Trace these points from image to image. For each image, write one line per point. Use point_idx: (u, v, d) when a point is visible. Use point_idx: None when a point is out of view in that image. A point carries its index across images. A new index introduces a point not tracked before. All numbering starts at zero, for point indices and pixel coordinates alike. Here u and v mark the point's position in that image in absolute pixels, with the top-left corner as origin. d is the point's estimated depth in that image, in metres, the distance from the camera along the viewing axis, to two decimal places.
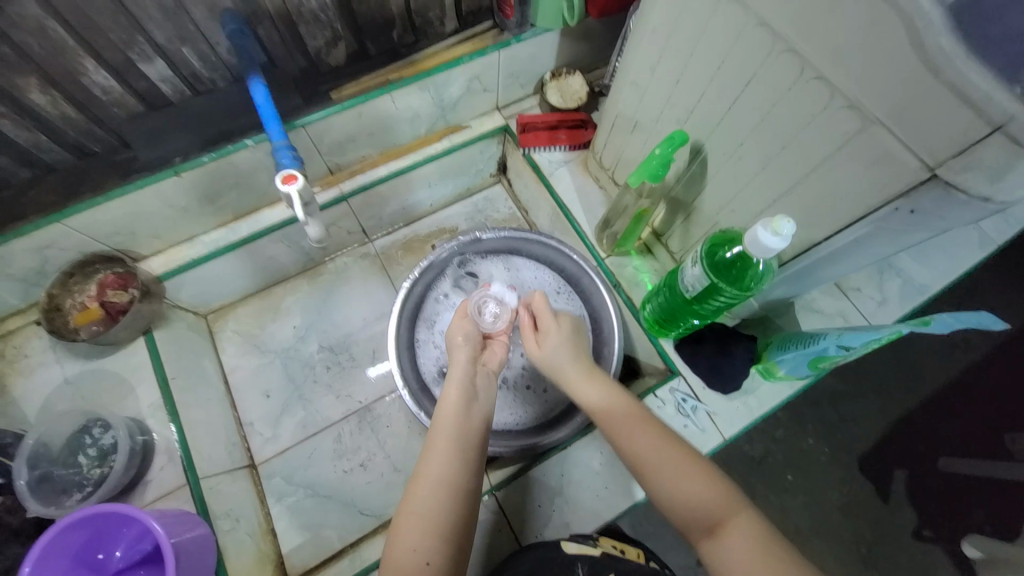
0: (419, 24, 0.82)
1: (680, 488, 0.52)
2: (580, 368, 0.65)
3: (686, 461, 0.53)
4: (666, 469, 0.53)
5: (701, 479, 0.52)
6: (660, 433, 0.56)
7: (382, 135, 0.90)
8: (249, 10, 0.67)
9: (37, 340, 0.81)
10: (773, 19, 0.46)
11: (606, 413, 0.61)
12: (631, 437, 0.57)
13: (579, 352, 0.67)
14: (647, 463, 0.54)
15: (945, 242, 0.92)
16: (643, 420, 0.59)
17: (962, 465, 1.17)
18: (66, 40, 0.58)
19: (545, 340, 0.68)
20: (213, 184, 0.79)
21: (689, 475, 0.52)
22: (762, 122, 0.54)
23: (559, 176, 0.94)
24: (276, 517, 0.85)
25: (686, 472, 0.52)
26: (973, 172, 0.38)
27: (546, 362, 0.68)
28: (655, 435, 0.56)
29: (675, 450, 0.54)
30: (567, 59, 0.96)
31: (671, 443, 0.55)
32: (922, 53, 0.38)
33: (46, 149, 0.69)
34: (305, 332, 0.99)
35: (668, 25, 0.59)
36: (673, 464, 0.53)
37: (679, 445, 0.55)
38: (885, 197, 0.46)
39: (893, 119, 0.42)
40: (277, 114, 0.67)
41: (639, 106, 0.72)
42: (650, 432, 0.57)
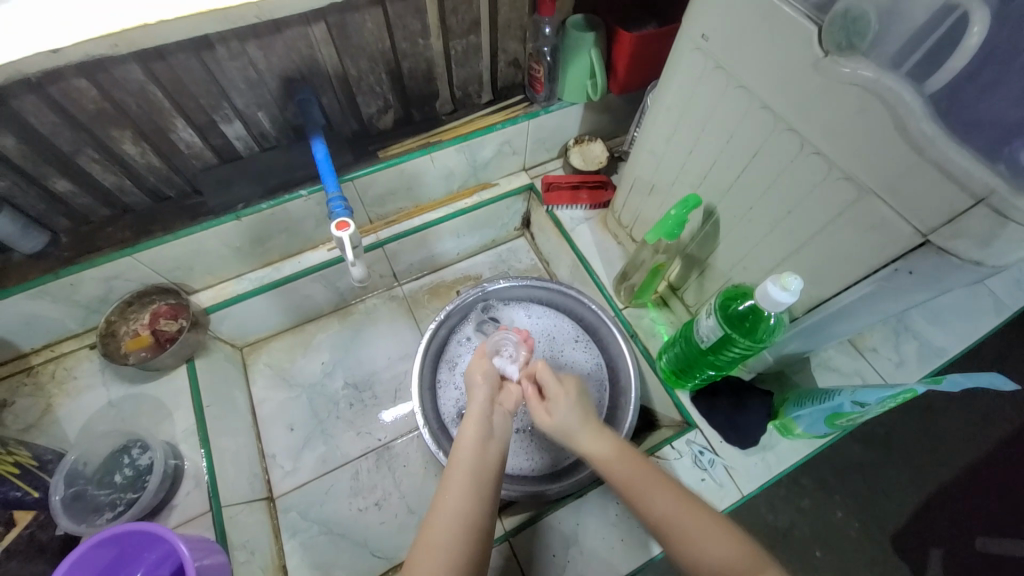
0: (460, 96, 0.93)
1: (699, 552, 0.51)
2: (587, 410, 0.67)
3: (703, 524, 0.53)
4: (683, 526, 0.53)
5: (720, 540, 0.51)
6: (676, 493, 0.56)
7: (419, 190, 0.99)
8: (317, 83, 0.77)
9: (87, 363, 0.87)
10: (775, 103, 0.53)
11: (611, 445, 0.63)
12: (647, 499, 0.56)
13: (588, 410, 0.68)
14: (665, 527, 0.54)
15: (960, 307, 0.94)
16: (656, 469, 0.59)
17: (1001, 545, 1.11)
18: (163, 103, 0.68)
19: (555, 410, 0.68)
20: (267, 228, 0.87)
21: (707, 536, 0.52)
22: (768, 189, 0.59)
23: (579, 232, 1.01)
24: (288, 553, 0.85)
25: (706, 535, 0.52)
26: (962, 239, 0.43)
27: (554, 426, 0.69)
28: (671, 495, 0.56)
29: (693, 512, 0.54)
30: (590, 128, 1.05)
31: (689, 506, 0.55)
32: (906, 134, 0.43)
33: (128, 192, 0.78)
34: (332, 368, 1.03)
35: (681, 103, 0.67)
36: (691, 528, 0.53)
37: (697, 505, 0.55)
38: (884, 258, 0.50)
39: (886, 191, 0.47)
40: (333, 169, 0.76)
41: (655, 171, 0.79)
42: (663, 481, 0.58)
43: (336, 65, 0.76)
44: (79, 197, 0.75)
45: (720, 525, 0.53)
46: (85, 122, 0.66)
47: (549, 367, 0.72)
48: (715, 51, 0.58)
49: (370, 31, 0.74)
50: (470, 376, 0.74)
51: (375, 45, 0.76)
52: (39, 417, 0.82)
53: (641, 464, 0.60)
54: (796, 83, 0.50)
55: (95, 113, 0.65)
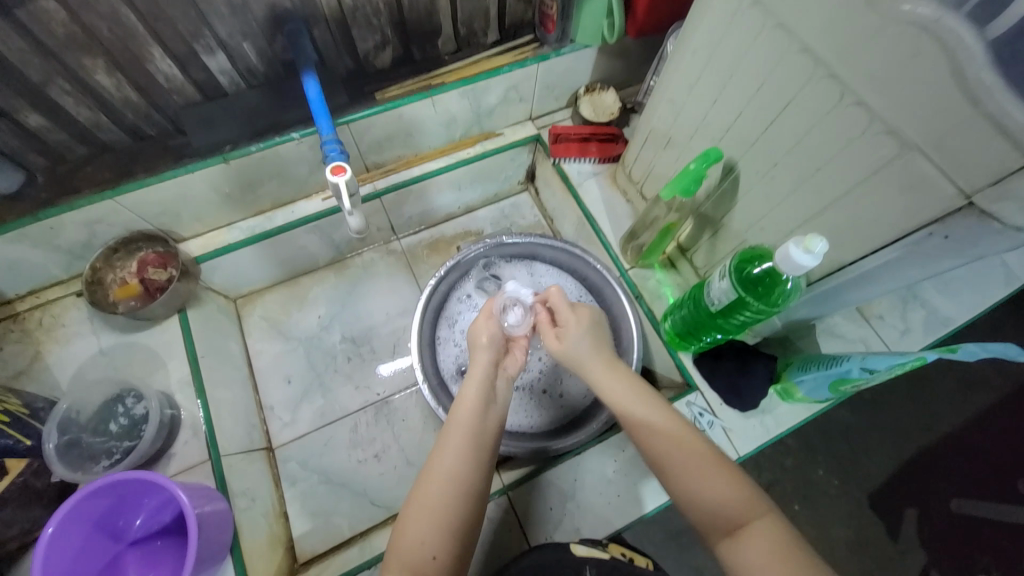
0: (464, 33, 0.85)
1: (696, 486, 0.52)
2: (595, 351, 0.66)
3: (702, 460, 0.53)
4: (692, 466, 0.53)
5: (721, 477, 0.52)
6: (678, 430, 0.56)
7: (419, 138, 0.93)
8: (308, 12, 0.70)
9: (75, 311, 0.84)
10: (816, 45, 0.48)
11: (616, 386, 0.62)
12: (649, 434, 0.56)
13: (600, 350, 0.66)
14: (663, 459, 0.55)
15: (972, 277, 0.92)
16: (663, 409, 0.59)
17: (974, 506, 1.15)
18: (137, 28, 0.62)
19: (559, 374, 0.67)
20: (257, 173, 0.82)
21: (706, 474, 0.52)
22: (797, 144, 0.55)
23: (587, 187, 0.96)
24: (289, 501, 0.86)
25: (704, 470, 0.52)
26: (1007, 202, 0.40)
27: (567, 360, 0.68)
28: (677, 435, 0.56)
29: (693, 448, 0.54)
30: (602, 75, 0.98)
31: (689, 443, 0.55)
32: (963, 84, 0.39)
33: (105, 129, 0.72)
34: (329, 322, 1.01)
35: (709, 46, 0.61)
36: (692, 465, 0.53)
37: (697, 440, 0.55)
38: (918, 222, 0.47)
39: (931, 147, 0.43)
40: (326, 109, 0.70)
41: (673, 123, 0.74)
42: (669, 421, 0.57)
43: None
44: (51, 132, 0.69)
45: (719, 463, 0.53)
46: (50, 47, 0.59)
47: (563, 295, 0.72)
48: None
49: None
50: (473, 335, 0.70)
51: None
52: (28, 364, 0.80)
53: (649, 404, 0.59)
54: (844, 22, 0.45)
55: (63, 37, 0.59)
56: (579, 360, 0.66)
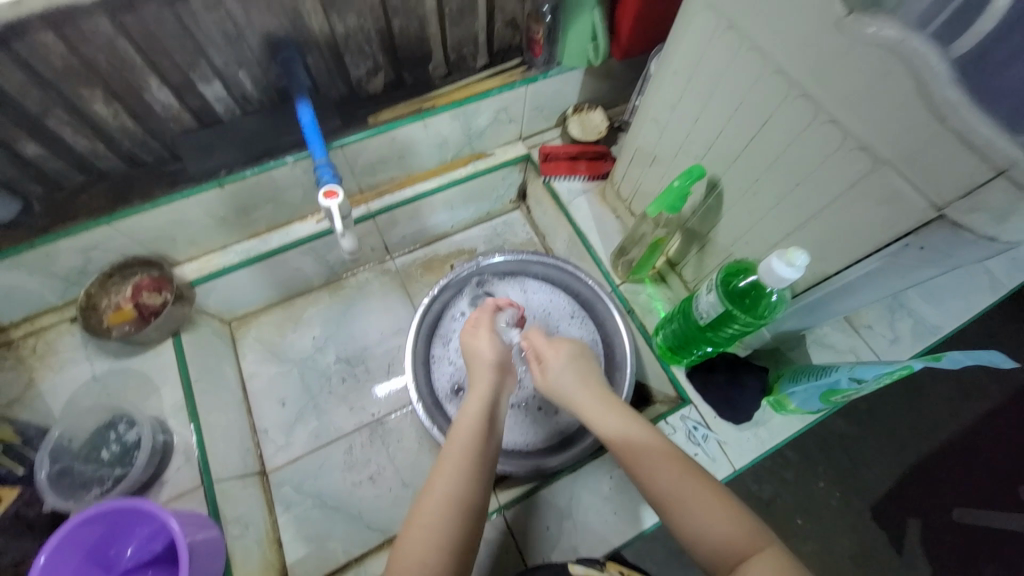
0: (454, 59, 0.88)
1: (696, 520, 0.52)
2: (583, 384, 0.68)
3: (703, 494, 0.53)
4: (687, 501, 0.53)
5: (717, 509, 0.52)
6: (676, 462, 0.56)
7: (411, 159, 0.95)
8: (301, 41, 0.72)
9: (69, 337, 0.84)
10: (790, 67, 0.50)
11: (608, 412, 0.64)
12: (648, 469, 0.57)
13: (588, 382, 0.69)
14: (659, 492, 0.55)
15: (958, 285, 0.94)
16: (658, 440, 0.59)
17: (976, 516, 1.14)
18: (135, 59, 0.63)
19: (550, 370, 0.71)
20: (252, 197, 0.83)
21: (706, 506, 0.52)
22: (777, 160, 0.57)
23: (577, 204, 0.98)
24: (283, 526, 0.85)
25: (705, 507, 0.52)
26: (979, 213, 0.41)
27: (552, 393, 0.71)
28: (671, 464, 0.56)
29: (692, 479, 0.54)
30: (589, 96, 1.01)
31: (688, 475, 0.55)
32: (929, 101, 0.41)
33: (102, 157, 0.73)
34: (323, 343, 1.01)
35: (690, 67, 0.64)
36: (692, 499, 0.53)
37: (700, 475, 0.55)
38: (895, 234, 0.48)
39: (902, 162, 0.45)
40: (319, 134, 0.72)
41: (658, 141, 0.76)
42: (664, 452, 0.58)
43: (322, 22, 0.71)
44: (48, 161, 0.70)
45: (720, 498, 0.53)
46: (49, 79, 0.61)
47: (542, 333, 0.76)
48: (728, 9, 0.54)
49: None
50: (470, 353, 0.73)
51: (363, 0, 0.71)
52: (21, 392, 0.80)
53: (642, 436, 0.60)
54: (815, 44, 0.47)
55: (61, 69, 0.61)
56: (562, 392, 0.69)
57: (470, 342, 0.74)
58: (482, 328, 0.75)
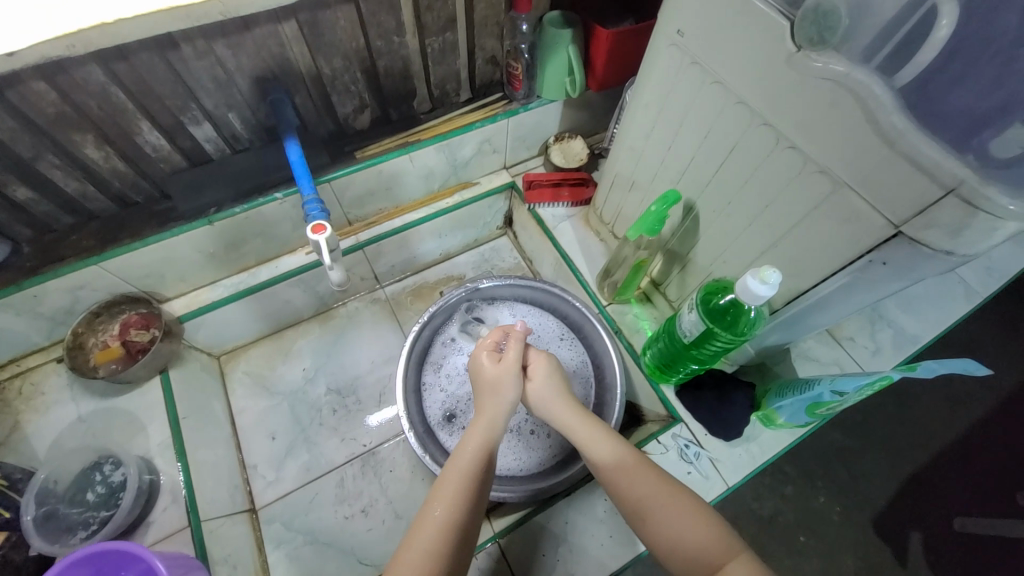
0: (437, 94, 0.91)
1: (676, 531, 0.54)
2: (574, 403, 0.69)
3: (680, 506, 0.56)
4: (666, 512, 0.56)
5: (695, 520, 0.54)
6: (655, 477, 0.59)
7: (399, 190, 0.98)
8: (289, 82, 0.75)
9: (55, 377, 0.83)
10: (749, 98, 0.54)
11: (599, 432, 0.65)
12: (628, 485, 0.59)
13: (576, 402, 0.69)
14: (642, 506, 0.57)
15: (933, 296, 0.97)
16: (641, 457, 0.62)
17: (978, 525, 1.15)
18: (127, 105, 0.66)
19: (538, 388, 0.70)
20: (241, 232, 0.85)
21: (685, 518, 0.55)
22: (745, 184, 0.60)
23: (562, 229, 1.01)
24: (273, 565, 0.83)
25: (681, 518, 0.55)
26: (933, 229, 0.43)
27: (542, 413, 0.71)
28: (652, 478, 0.59)
29: (671, 492, 0.57)
30: (569, 125, 1.05)
31: (668, 488, 0.58)
32: (878, 128, 0.44)
33: (92, 198, 0.75)
34: (313, 374, 1.01)
35: (659, 99, 0.67)
36: (669, 512, 0.56)
37: (678, 489, 0.58)
38: (859, 250, 0.51)
39: (859, 183, 0.47)
40: (307, 170, 0.74)
41: (635, 168, 0.79)
42: (646, 468, 0.60)
43: (309, 64, 0.74)
44: (39, 204, 0.72)
45: (696, 510, 0.55)
46: (42, 126, 0.63)
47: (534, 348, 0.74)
48: (691, 46, 0.58)
49: (343, 29, 0.72)
50: (476, 376, 0.71)
51: (348, 43, 0.74)
52: (4, 436, 0.78)
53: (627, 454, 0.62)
54: (770, 77, 0.51)
55: (53, 116, 0.62)
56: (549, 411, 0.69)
57: (476, 362, 0.72)
58: (488, 348, 0.73)
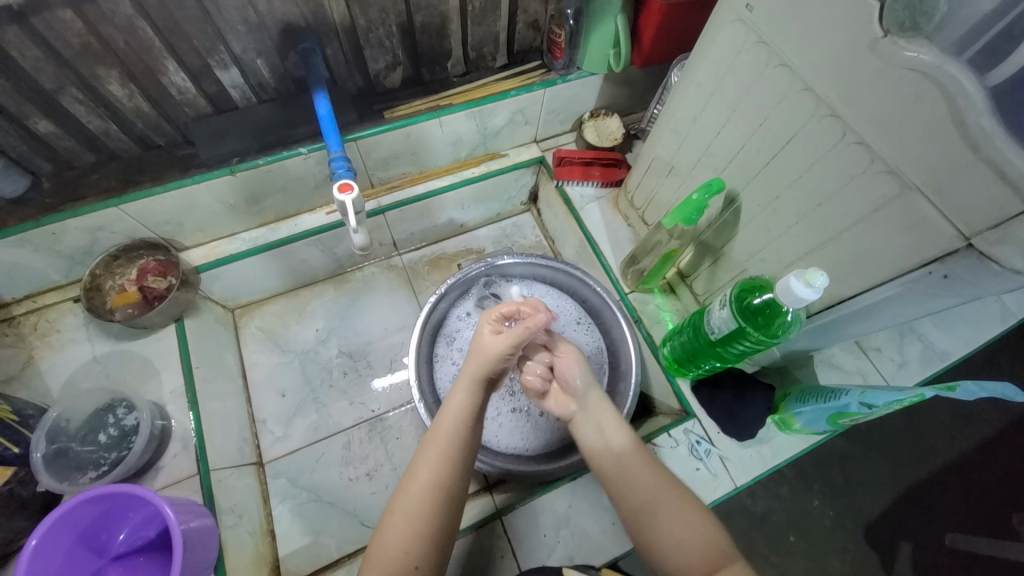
0: (473, 57, 0.87)
1: (673, 529, 0.54)
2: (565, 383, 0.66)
3: (679, 505, 0.56)
4: (664, 509, 0.56)
5: (691, 517, 0.55)
6: (656, 474, 0.59)
7: (425, 156, 0.94)
8: (321, 30, 0.71)
9: (71, 316, 0.83)
10: (818, 85, 0.50)
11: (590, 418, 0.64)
12: (629, 478, 0.59)
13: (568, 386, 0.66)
14: (641, 504, 0.57)
15: (969, 313, 0.93)
16: (644, 455, 0.61)
17: (968, 541, 1.14)
18: (154, 42, 0.63)
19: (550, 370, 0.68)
20: (263, 186, 0.83)
21: (683, 515, 0.55)
22: (800, 178, 0.56)
23: (589, 210, 0.97)
24: (277, 518, 0.84)
25: (680, 516, 0.55)
26: (1007, 245, 0.40)
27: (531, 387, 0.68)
28: (652, 475, 0.59)
29: (670, 491, 0.57)
30: (607, 102, 1.00)
31: (667, 487, 0.58)
32: (963, 129, 0.40)
33: (114, 137, 0.73)
34: (326, 336, 1.00)
35: (714, 79, 0.63)
36: (665, 505, 0.56)
37: (678, 489, 0.58)
38: (918, 260, 0.47)
39: (931, 189, 0.44)
40: (336, 127, 0.70)
41: (677, 152, 0.75)
42: (646, 463, 0.60)
43: (343, 14, 0.70)
44: (60, 139, 0.70)
45: (695, 510, 0.56)
46: (65, 56, 0.60)
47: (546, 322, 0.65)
48: (759, 24, 0.53)
49: None
50: (468, 339, 0.67)
51: None
52: (20, 369, 0.79)
53: (630, 450, 0.61)
54: (846, 64, 0.47)
55: (77, 47, 0.60)
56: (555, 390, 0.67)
57: (473, 328, 0.67)
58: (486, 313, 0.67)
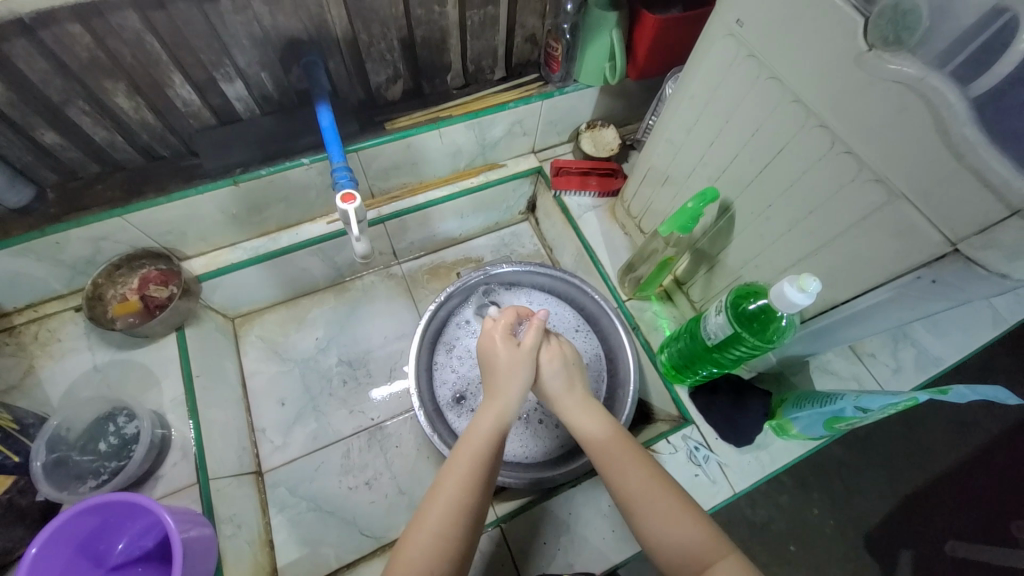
0: (472, 70, 0.89)
1: (664, 528, 0.54)
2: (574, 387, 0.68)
3: (669, 503, 0.55)
4: (655, 509, 0.55)
5: (685, 518, 0.54)
6: (647, 469, 0.58)
7: (425, 166, 0.96)
8: (324, 44, 0.73)
9: (72, 326, 0.84)
10: (808, 97, 0.52)
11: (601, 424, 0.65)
12: (619, 474, 0.59)
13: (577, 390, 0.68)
14: (631, 501, 0.57)
15: (961, 319, 0.95)
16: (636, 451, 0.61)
17: (968, 549, 1.14)
18: (161, 55, 0.64)
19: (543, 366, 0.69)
20: (265, 196, 0.84)
21: (677, 514, 0.54)
22: (791, 187, 0.58)
23: (586, 219, 0.99)
24: (276, 528, 0.84)
25: (670, 514, 0.54)
26: (992, 250, 0.41)
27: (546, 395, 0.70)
28: (644, 472, 0.58)
29: (662, 487, 0.57)
30: (603, 113, 1.02)
31: (661, 483, 0.57)
32: (947, 139, 0.42)
33: (119, 148, 0.74)
34: (326, 344, 1.01)
35: (707, 91, 0.65)
36: (659, 505, 0.55)
37: (671, 486, 0.57)
38: (907, 265, 0.49)
39: (917, 196, 0.45)
40: (338, 138, 0.72)
41: (672, 162, 0.77)
42: (638, 459, 0.60)
43: (345, 28, 0.72)
44: (65, 150, 0.71)
45: (686, 507, 0.55)
46: (73, 70, 0.61)
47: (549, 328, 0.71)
48: (749, 38, 0.55)
49: None
50: (489, 357, 0.69)
51: (388, 9, 0.72)
52: (20, 378, 0.79)
53: (621, 445, 0.62)
54: (833, 77, 0.48)
55: (86, 60, 0.61)
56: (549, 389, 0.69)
57: (490, 344, 0.69)
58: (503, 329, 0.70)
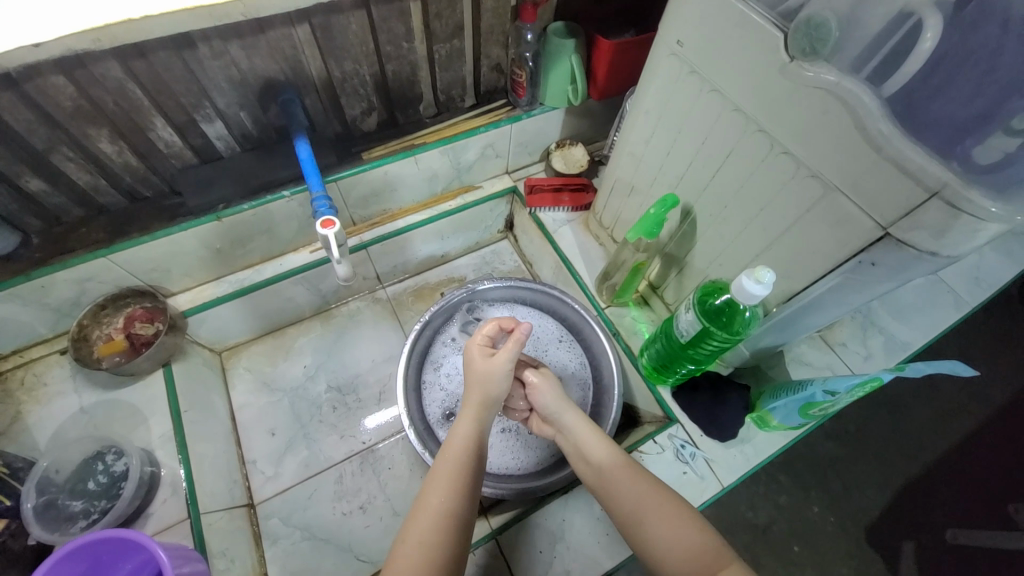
0: (443, 99, 0.94)
1: (670, 534, 0.55)
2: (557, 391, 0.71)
3: (668, 512, 0.57)
4: (657, 519, 0.57)
5: (686, 526, 0.55)
6: (648, 484, 0.60)
7: (404, 192, 1.00)
8: (299, 83, 0.77)
9: (58, 368, 0.84)
10: (746, 107, 0.57)
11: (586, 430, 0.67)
12: (620, 489, 0.61)
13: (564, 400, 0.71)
14: (636, 512, 0.59)
15: (924, 303, 0.99)
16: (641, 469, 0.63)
17: (968, 536, 1.16)
18: (143, 101, 0.67)
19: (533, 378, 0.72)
20: (247, 229, 0.86)
21: (678, 522, 0.56)
22: (741, 188, 0.62)
23: (562, 233, 1.03)
24: (269, 560, 0.83)
25: (672, 520, 0.56)
26: (918, 231, 0.45)
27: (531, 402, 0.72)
28: (646, 486, 0.60)
29: (660, 499, 0.59)
30: (570, 133, 1.08)
31: (659, 495, 0.59)
32: (866, 133, 0.46)
33: (103, 192, 0.76)
34: (314, 372, 1.02)
35: (658, 106, 0.70)
36: (662, 512, 0.57)
37: (667, 495, 0.59)
38: (850, 251, 0.52)
39: (848, 188, 0.50)
40: (317, 169, 0.75)
41: (635, 173, 0.81)
42: (639, 475, 0.62)
43: (319, 68, 0.77)
44: (50, 196, 0.73)
45: (689, 515, 0.57)
46: (58, 119, 0.64)
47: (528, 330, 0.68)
48: (690, 56, 0.60)
49: (354, 33, 0.74)
50: (467, 370, 0.71)
51: (359, 47, 0.77)
52: (6, 425, 0.79)
53: (622, 463, 0.64)
54: (763, 86, 0.53)
55: (70, 109, 0.64)
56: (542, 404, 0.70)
57: (468, 358, 0.72)
58: (481, 344, 0.72)
